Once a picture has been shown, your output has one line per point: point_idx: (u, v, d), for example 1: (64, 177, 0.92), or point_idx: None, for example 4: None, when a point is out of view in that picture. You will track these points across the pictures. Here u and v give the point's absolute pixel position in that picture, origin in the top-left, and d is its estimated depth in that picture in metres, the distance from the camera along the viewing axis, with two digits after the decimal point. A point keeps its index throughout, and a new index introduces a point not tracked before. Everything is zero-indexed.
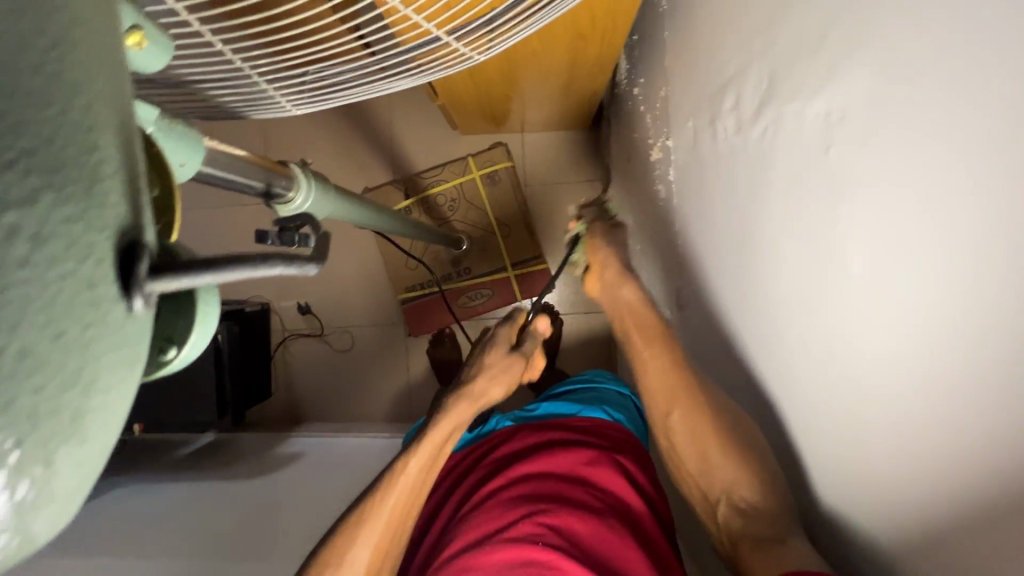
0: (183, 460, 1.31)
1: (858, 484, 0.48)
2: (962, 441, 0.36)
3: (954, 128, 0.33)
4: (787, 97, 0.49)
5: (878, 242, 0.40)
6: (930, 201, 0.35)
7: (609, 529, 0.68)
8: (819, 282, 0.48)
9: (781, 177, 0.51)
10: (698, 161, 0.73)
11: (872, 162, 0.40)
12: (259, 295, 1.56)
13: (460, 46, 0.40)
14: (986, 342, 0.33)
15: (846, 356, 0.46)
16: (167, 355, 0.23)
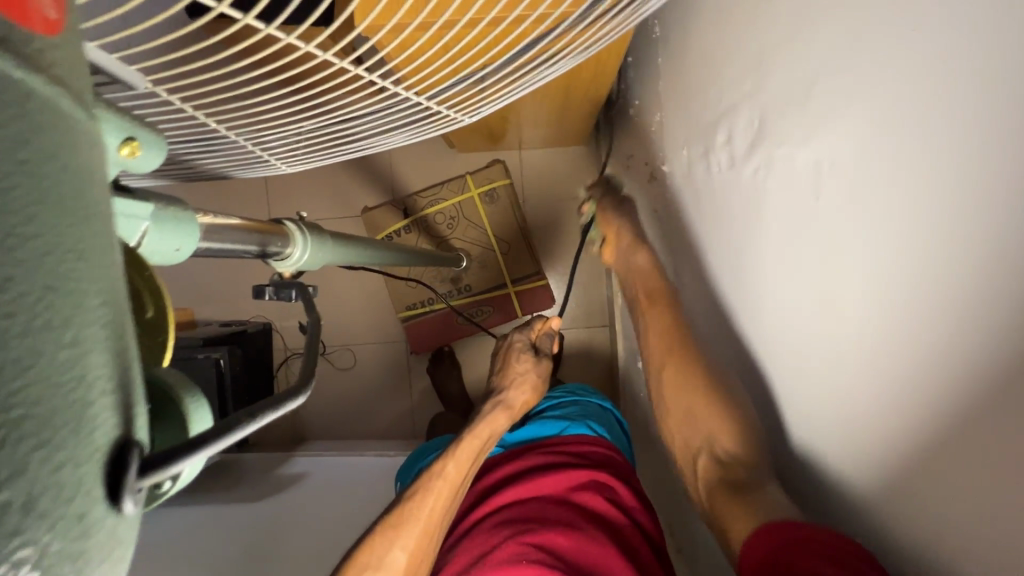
0: (186, 484, 1.31)
1: (860, 530, 0.47)
2: (964, 495, 0.35)
3: (941, 193, 0.33)
4: (776, 141, 0.50)
5: (875, 303, 0.40)
6: (921, 263, 0.35)
7: (591, 542, 0.69)
8: (816, 323, 0.48)
9: (773, 215, 0.52)
10: (693, 190, 0.73)
11: (859, 209, 0.40)
12: (260, 314, 1.56)
13: (439, 108, 0.42)
14: (983, 396, 0.32)
15: (844, 409, 0.46)
16: (162, 488, 0.23)
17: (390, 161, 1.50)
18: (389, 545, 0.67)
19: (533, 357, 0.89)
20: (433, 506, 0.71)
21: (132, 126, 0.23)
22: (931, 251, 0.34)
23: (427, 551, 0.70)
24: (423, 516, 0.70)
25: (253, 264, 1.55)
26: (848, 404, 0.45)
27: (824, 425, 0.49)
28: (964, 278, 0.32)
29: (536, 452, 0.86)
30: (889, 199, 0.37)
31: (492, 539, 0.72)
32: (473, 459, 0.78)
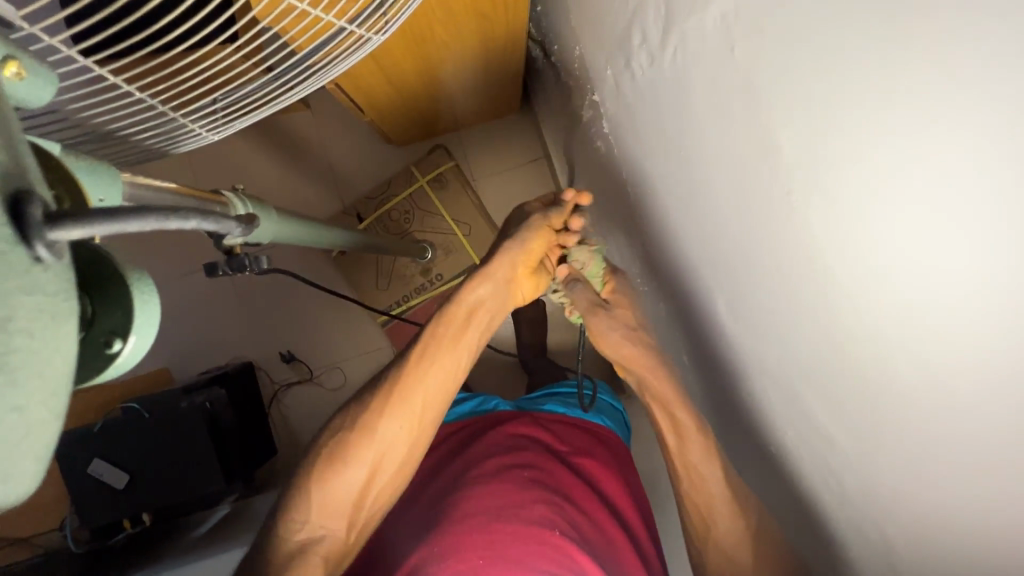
0: (199, 540, 1.26)
1: (846, 401, 0.48)
2: (955, 378, 0.36)
3: (846, 6, 0.33)
4: (686, 16, 0.51)
5: (846, 188, 0.39)
6: (849, 94, 0.35)
7: (610, 535, 0.71)
8: (777, 214, 0.48)
9: (700, 93, 0.53)
10: (626, 105, 0.74)
11: (801, 60, 0.38)
12: (239, 355, 1.52)
13: (367, 33, 0.40)
14: (968, 279, 0.32)
15: (808, 266, 0.47)
16: (114, 346, 0.29)
17: (334, 171, 1.47)
18: (368, 416, 0.69)
19: (530, 220, 0.75)
20: (409, 387, 0.70)
21: (9, 48, 0.23)
22: (851, 74, 0.35)
23: (406, 443, 0.70)
24: (399, 398, 0.69)
25: (219, 305, 1.50)
26: (808, 255, 0.46)
27: (798, 301, 0.50)
28: (904, 116, 0.32)
29: (543, 424, 0.87)
30: (802, 27, 0.37)
31: (518, 496, 0.69)
32: (455, 341, 0.72)
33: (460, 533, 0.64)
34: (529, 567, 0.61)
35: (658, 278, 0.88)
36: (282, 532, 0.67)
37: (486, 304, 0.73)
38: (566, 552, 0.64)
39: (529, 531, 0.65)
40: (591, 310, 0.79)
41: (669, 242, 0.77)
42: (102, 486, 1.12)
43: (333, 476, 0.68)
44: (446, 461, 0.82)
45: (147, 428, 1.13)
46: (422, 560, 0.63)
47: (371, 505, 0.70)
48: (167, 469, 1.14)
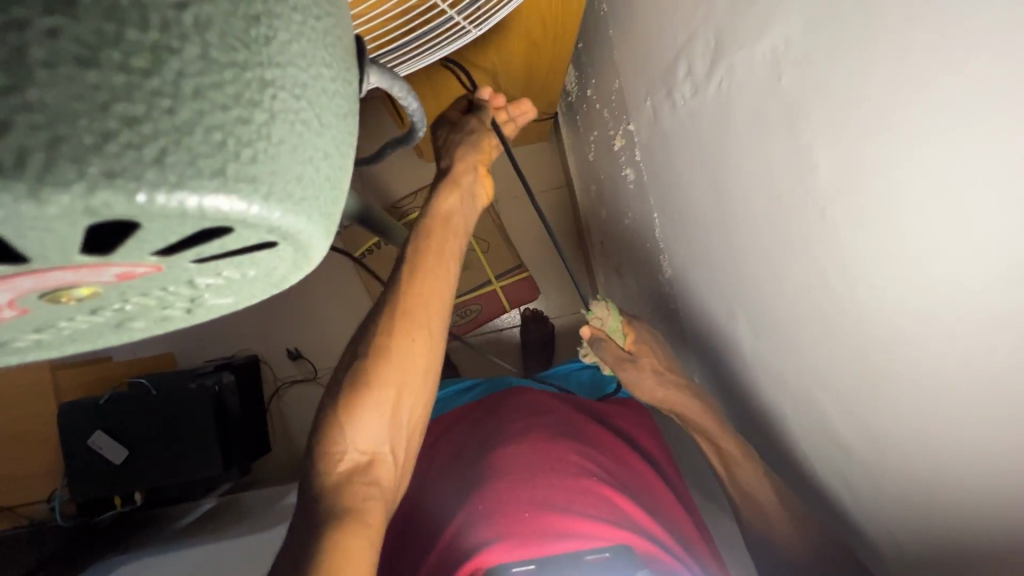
0: (185, 529, 1.24)
1: (871, 406, 0.52)
2: (967, 365, 0.41)
3: (897, 38, 0.38)
4: (734, 50, 0.57)
5: (875, 190, 0.44)
6: (892, 114, 0.40)
7: (645, 483, 0.77)
8: (800, 226, 0.54)
9: (740, 118, 0.58)
10: (661, 134, 0.80)
11: (846, 80, 0.43)
12: (244, 347, 1.53)
13: (464, 22, 0.47)
14: (978, 263, 0.38)
15: (830, 268, 0.51)
16: None
17: (363, 177, 1.53)
18: (374, 343, 0.63)
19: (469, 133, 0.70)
20: (409, 304, 0.63)
21: None
22: (897, 100, 0.39)
23: (430, 350, 0.64)
24: (398, 316, 0.63)
25: None
26: (834, 262, 0.50)
27: (825, 308, 0.54)
28: (939, 133, 0.37)
29: (569, 397, 0.90)
30: (850, 56, 0.43)
31: (553, 451, 0.74)
32: (443, 250, 0.64)
33: (505, 490, 0.69)
34: (570, 512, 0.66)
35: (675, 301, 0.92)
36: (322, 476, 0.61)
37: (460, 207, 0.67)
38: (609, 498, 0.69)
39: (567, 481, 0.70)
40: (619, 364, 0.80)
41: (692, 263, 0.82)
42: (100, 459, 1.11)
43: (356, 409, 0.62)
44: (480, 422, 0.85)
45: (155, 405, 1.14)
46: (470, 516, 0.68)
47: (406, 427, 0.65)
48: (169, 449, 1.13)
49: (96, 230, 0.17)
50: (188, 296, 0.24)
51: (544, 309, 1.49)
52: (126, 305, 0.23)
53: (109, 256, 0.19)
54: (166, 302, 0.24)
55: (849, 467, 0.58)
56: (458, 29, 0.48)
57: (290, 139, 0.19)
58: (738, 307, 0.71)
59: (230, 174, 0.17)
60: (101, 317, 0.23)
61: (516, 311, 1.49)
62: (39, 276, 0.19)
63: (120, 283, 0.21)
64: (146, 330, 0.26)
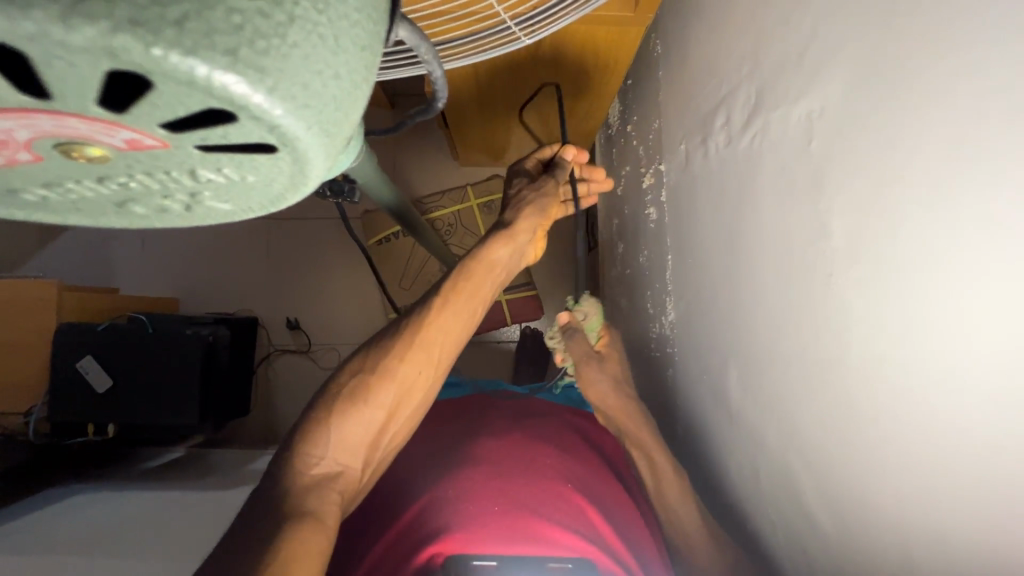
0: (149, 474, 1.25)
1: (846, 481, 0.51)
2: (945, 454, 0.40)
3: (934, 114, 0.38)
4: (773, 107, 0.58)
5: (880, 271, 0.44)
6: (908, 191, 0.41)
7: (620, 501, 0.76)
8: (804, 290, 0.54)
9: (768, 175, 0.59)
10: (690, 178, 0.81)
11: (875, 146, 0.44)
12: (247, 307, 1.55)
13: (517, 30, 0.49)
14: (970, 354, 0.37)
15: (827, 332, 0.51)
16: None
17: (396, 169, 1.56)
18: (386, 361, 0.66)
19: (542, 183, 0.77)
20: (431, 338, 0.68)
21: None
22: (924, 170, 0.40)
23: (429, 384, 0.69)
24: (417, 346, 0.67)
25: (247, 258, 1.56)
26: (835, 331, 0.50)
27: (814, 373, 0.53)
28: (951, 214, 0.38)
29: (551, 410, 0.91)
30: (884, 124, 0.43)
31: (531, 454, 0.76)
32: (476, 292, 0.71)
33: (480, 482, 0.70)
34: (544, 514, 0.66)
35: (674, 345, 0.92)
36: (295, 471, 0.60)
37: (513, 256, 0.74)
38: (580, 507, 0.69)
39: (542, 483, 0.71)
40: (586, 359, 0.88)
41: (696, 309, 0.82)
42: (83, 384, 1.12)
43: (353, 411, 0.64)
44: (454, 417, 0.87)
45: (147, 343, 1.15)
46: (438, 498, 0.68)
47: (383, 449, 0.67)
48: (151, 387, 1.14)
49: (109, 85, 0.19)
50: (188, 187, 0.26)
51: (543, 330, 1.50)
52: (130, 181, 0.25)
53: (125, 115, 0.20)
54: (169, 189, 0.26)
55: (814, 544, 0.57)
56: (510, 36, 0.50)
57: (304, 46, 0.21)
58: (733, 363, 0.71)
59: (240, 58, 0.19)
60: (108, 188, 0.26)
61: (515, 327, 1.50)
62: (57, 118, 0.20)
63: (130, 152, 0.23)
64: (147, 217, 0.29)
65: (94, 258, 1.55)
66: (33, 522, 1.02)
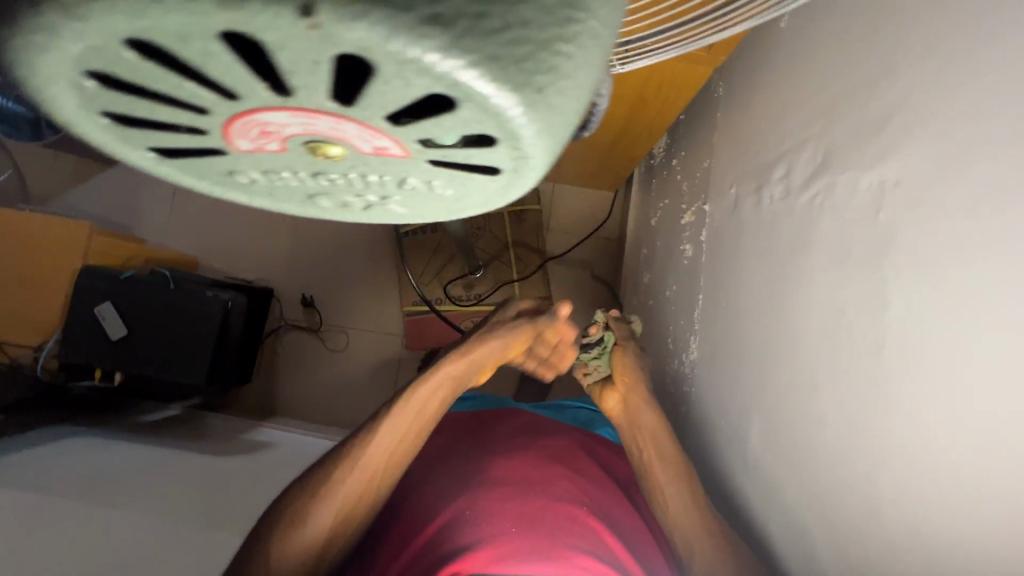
0: (145, 429, 1.26)
1: (865, 552, 0.51)
2: (977, 535, 0.40)
3: (1012, 207, 0.39)
4: (840, 169, 0.58)
5: (929, 341, 0.45)
6: (974, 270, 0.41)
7: (638, 529, 0.76)
8: (844, 351, 0.55)
9: (824, 236, 0.60)
10: (737, 222, 0.82)
11: (942, 219, 0.45)
12: (265, 277, 1.56)
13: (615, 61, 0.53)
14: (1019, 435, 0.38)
15: (868, 405, 0.51)
16: None
17: None
18: (347, 461, 0.70)
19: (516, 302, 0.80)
20: (388, 444, 0.71)
21: None
22: (988, 249, 0.40)
23: (391, 477, 0.71)
24: (366, 463, 0.69)
25: (273, 229, 1.57)
26: (876, 398, 0.50)
27: (846, 435, 0.53)
28: (1012, 296, 0.38)
29: (570, 430, 0.92)
30: (955, 201, 0.44)
31: (543, 475, 0.77)
32: (437, 400, 0.74)
33: (495, 503, 0.71)
34: (558, 537, 0.65)
35: (692, 385, 0.92)
36: (266, 557, 0.65)
37: (473, 368, 0.76)
38: (594, 531, 0.69)
39: (556, 505, 0.71)
40: (626, 342, 0.85)
41: (720, 353, 0.82)
42: (98, 328, 1.13)
43: (317, 506, 0.67)
44: (470, 433, 0.89)
45: (167, 299, 1.16)
46: (456, 517, 0.70)
47: (346, 535, 0.70)
48: (163, 340, 1.15)
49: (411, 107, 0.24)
50: (383, 190, 0.34)
51: None
52: (340, 176, 0.32)
53: (401, 133, 0.26)
54: (363, 187, 0.33)
55: None
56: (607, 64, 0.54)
57: (573, 83, 0.24)
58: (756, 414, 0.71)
59: (531, 87, 0.22)
60: (315, 181, 0.33)
61: None
62: (338, 121, 0.25)
63: (369, 158, 0.29)
64: (329, 206, 0.37)
65: (122, 205, 1.56)
66: (28, 459, 1.03)
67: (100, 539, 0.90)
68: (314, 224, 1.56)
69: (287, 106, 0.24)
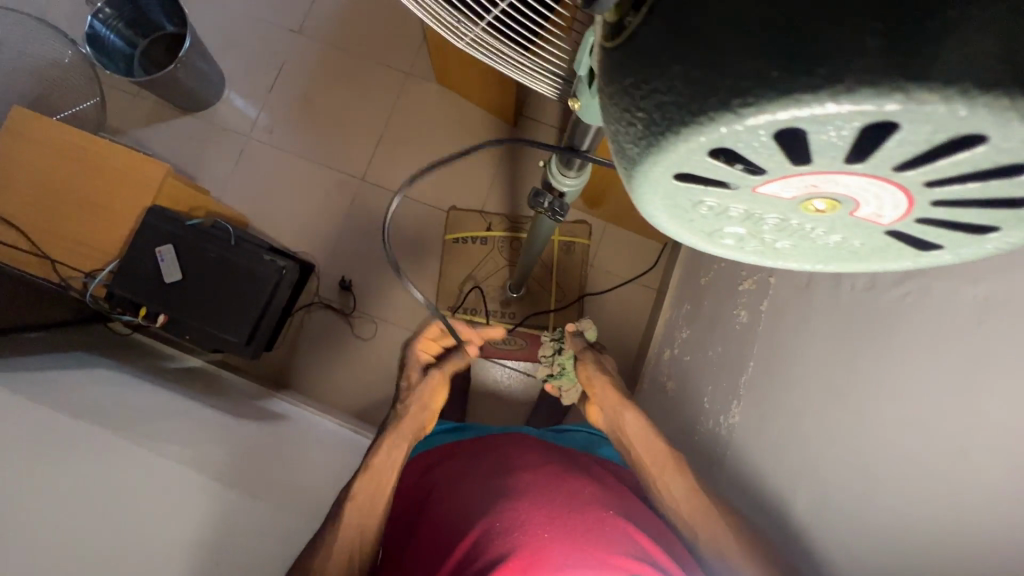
0: (167, 376, 1.26)
1: None
2: None
3: None
4: (939, 274, 0.62)
5: None
6: None
7: (666, 533, 0.77)
8: (930, 429, 0.58)
9: (916, 332, 0.63)
10: (808, 302, 0.85)
11: None
12: (309, 253, 1.58)
13: None
14: None
15: (963, 496, 0.54)
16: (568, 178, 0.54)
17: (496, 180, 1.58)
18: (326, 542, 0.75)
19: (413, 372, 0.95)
20: (354, 521, 0.77)
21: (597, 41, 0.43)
22: None
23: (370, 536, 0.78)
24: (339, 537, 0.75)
25: (328, 207, 1.59)
26: (969, 488, 0.53)
27: (930, 519, 0.56)
28: None
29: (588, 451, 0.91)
30: None
31: (563, 478, 0.77)
32: (383, 468, 0.83)
33: (526, 511, 0.70)
34: (597, 543, 0.67)
35: (728, 448, 0.93)
36: None
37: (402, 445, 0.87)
38: (630, 534, 0.70)
39: (588, 509, 0.72)
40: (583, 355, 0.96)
41: (769, 420, 0.85)
42: (155, 268, 1.15)
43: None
44: (484, 449, 0.88)
45: (226, 253, 1.18)
46: (490, 529, 0.69)
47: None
48: (214, 291, 1.16)
49: (966, 194, 0.27)
50: (817, 241, 0.33)
51: None
52: (796, 227, 0.32)
53: (922, 218, 0.29)
54: (801, 236, 0.33)
55: None
56: None
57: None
58: (807, 487, 0.73)
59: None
60: (756, 227, 0.33)
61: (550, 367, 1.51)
62: (887, 186, 0.27)
63: (848, 220, 0.30)
64: (736, 247, 0.37)
65: (191, 153, 1.59)
66: (61, 383, 1.03)
67: (119, 475, 0.90)
68: (368, 211, 1.59)
69: (866, 171, 0.26)
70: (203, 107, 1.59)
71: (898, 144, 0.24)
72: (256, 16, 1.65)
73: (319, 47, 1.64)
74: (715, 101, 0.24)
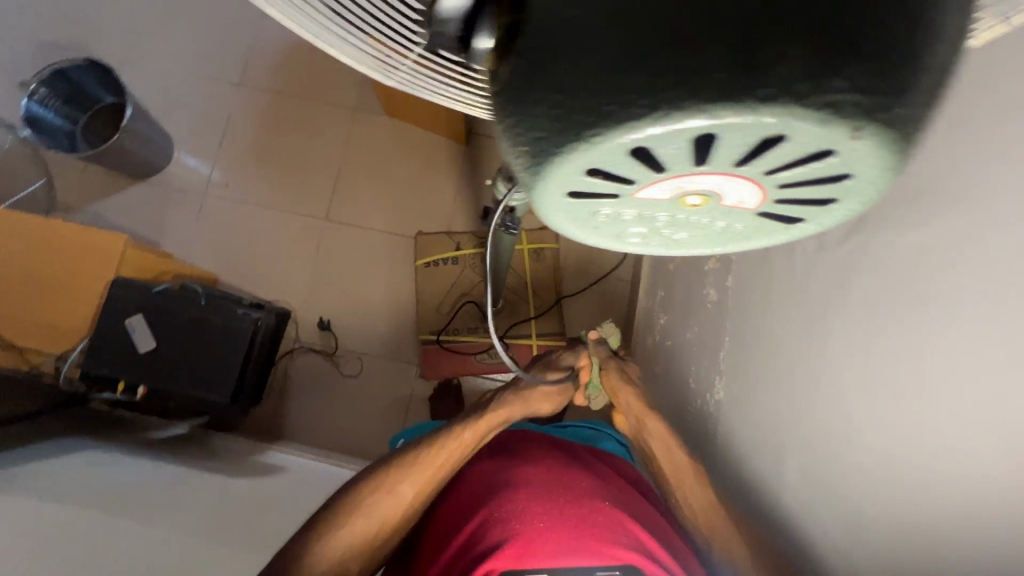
0: (155, 446, 1.24)
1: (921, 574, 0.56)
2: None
3: None
4: (877, 228, 0.66)
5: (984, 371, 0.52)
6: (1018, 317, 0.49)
7: (658, 515, 0.80)
8: (897, 375, 0.61)
9: (866, 285, 0.67)
10: (768, 270, 0.88)
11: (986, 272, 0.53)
12: (283, 299, 1.58)
13: None
14: None
15: (924, 428, 0.57)
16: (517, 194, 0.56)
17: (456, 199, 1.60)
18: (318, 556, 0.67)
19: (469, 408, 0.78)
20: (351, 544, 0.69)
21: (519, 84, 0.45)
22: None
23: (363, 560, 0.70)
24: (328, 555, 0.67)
25: (295, 252, 1.59)
26: (935, 425, 0.56)
27: (903, 459, 0.59)
28: None
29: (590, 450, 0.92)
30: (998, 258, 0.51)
31: (563, 473, 0.78)
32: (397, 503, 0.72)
33: (524, 502, 0.71)
34: (596, 535, 0.68)
35: (719, 424, 0.96)
36: None
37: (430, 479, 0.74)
38: (628, 526, 0.71)
39: (586, 500, 0.73)
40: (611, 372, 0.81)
41: (751, 390, 0.87)
42: (127, 340, 1.14)
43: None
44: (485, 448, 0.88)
45: (197, 314, 1.17)
46: (486, 518, 0.71)
47: None
48: (191, 353, 1.15)
49: (804, 179, 0.31)
50: (703, 226, 0.37)
51: None
52: (678, 218, 0.35)
53: (777, 200, 0.33)
54: (687, 224, 0.36)
55: None
56: None
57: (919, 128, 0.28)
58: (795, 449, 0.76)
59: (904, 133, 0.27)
60: (646, 223, 0.37)
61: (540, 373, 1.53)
62: (733, 179, 0.31)
63: (719, 208, 0.34)
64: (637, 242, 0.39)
65: (149, 219, 1.58)
66: (47, 471, 1.01)
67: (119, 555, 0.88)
68: (336, 249, 1.60)
69: (714, 170, 0.30)
70: (154, 171, 1.58)
71: (729, 148, 0.28)
72: (195, 74, 1.65)
73: (263, 95, 1.65)
74: (591, 123, 0.27)
